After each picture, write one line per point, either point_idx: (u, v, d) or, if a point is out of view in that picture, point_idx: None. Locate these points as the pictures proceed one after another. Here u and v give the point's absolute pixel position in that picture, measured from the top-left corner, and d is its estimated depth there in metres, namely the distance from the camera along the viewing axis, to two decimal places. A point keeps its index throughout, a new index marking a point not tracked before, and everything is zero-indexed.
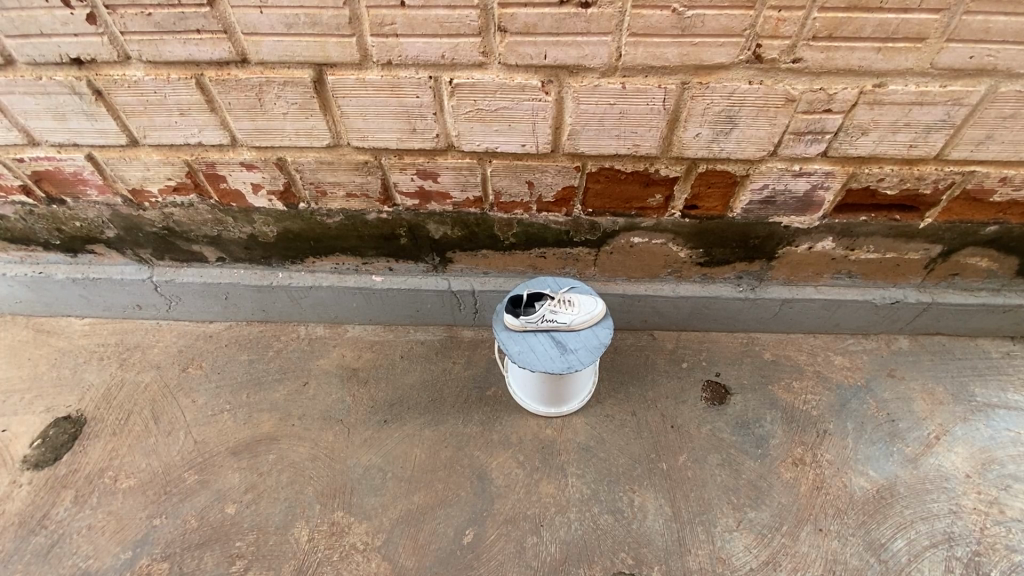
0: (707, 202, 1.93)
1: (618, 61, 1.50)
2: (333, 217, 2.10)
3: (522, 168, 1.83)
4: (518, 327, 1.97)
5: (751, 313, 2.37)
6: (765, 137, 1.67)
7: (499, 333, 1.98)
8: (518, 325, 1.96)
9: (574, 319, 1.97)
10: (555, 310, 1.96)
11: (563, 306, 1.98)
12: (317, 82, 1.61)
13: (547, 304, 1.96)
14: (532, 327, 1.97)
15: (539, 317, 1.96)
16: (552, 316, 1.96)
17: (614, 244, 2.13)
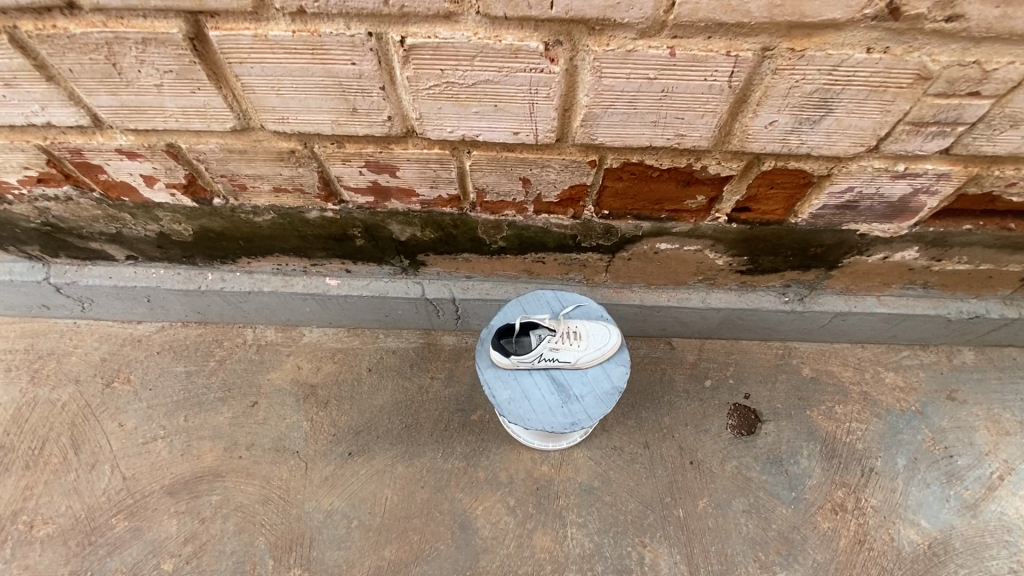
0: (765, 205, 1.43)
1: (668, 15, 0.94)
2: (262, 215, 1.58)
3: (515, 162, 1.30)
4: (508, 366, 1.54)
5: (794, 325, 1.94)
6: (868, 128, 1.15)
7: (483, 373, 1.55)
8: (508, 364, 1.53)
9: (580, 356, 1.54)
10: (556, 346, 1.52)
11: (566, 339, 1.53)
12: (196, 39, 1.04)
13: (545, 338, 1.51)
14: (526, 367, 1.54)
15: (534, 355, 1.51)
16: (552, 353, 1.52)
17: (634, 250, 1.64)
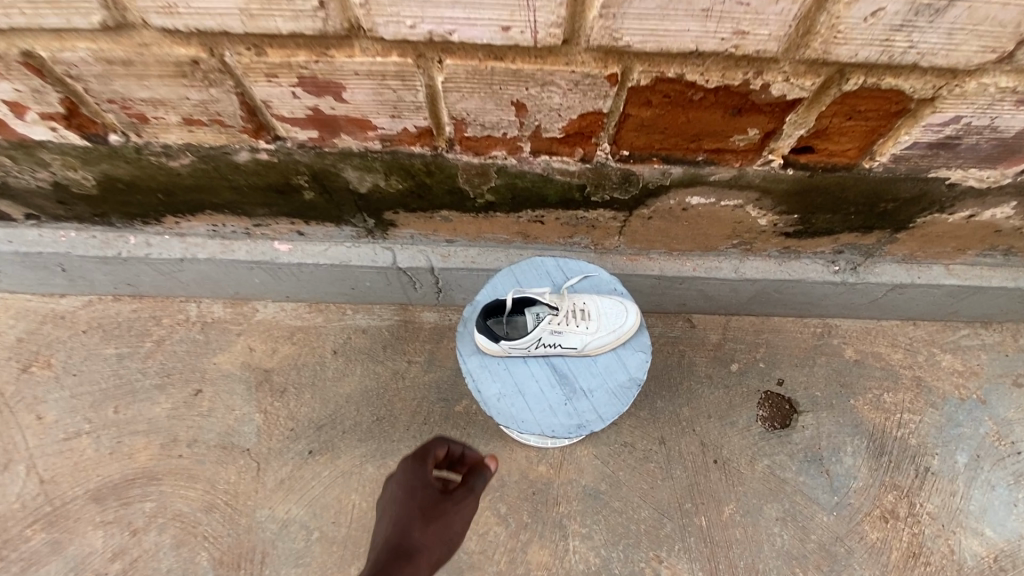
0: (834, 143, 1.09)
1: None
2: (177, 158, 1.22)
3: (504, 76, 0.93)
4: (496, 353, 1.24)
5: (841, 299, 1.62)
6: (1007, 20, 0.81)
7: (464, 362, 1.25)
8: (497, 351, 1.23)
9: (587, 341, 1.25)
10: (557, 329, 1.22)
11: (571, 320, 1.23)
12: None
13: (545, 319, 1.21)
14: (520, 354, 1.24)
15: (531, 340, 1.21)
16: (553, 337, 1.22)
17: (656, 206, 1.29)
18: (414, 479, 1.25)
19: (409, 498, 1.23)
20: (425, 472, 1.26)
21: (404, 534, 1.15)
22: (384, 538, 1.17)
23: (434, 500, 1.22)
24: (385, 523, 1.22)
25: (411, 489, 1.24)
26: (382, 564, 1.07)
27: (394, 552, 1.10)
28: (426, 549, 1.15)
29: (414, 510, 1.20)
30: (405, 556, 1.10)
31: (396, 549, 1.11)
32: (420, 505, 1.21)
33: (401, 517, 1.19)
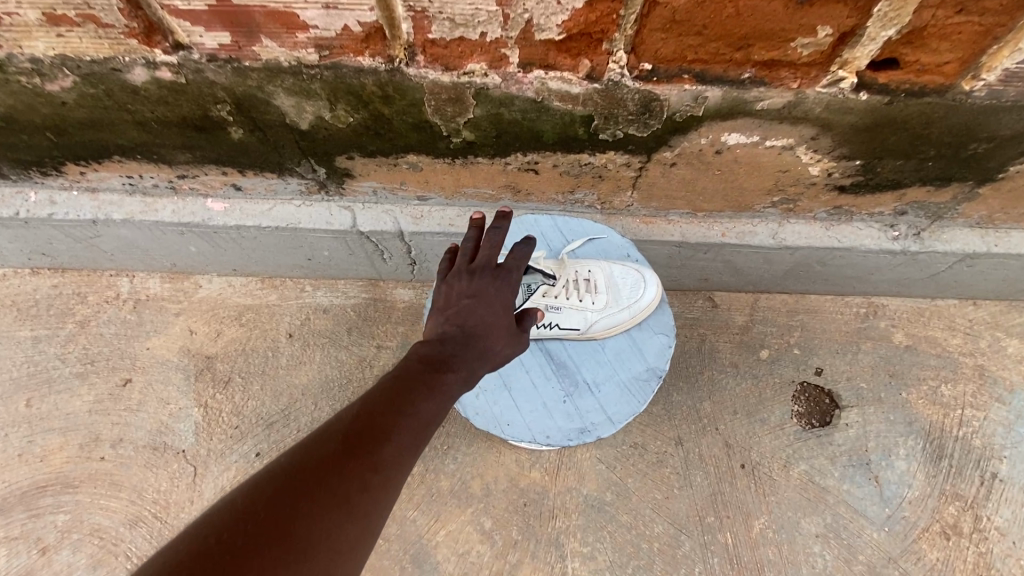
0: (928, 52, 0.80)
1: None
2: (55, 79, 0.93)
3: None
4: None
5: (895, 273, 1.34)
6: None
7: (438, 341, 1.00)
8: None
9: (592, 320, 1.01)
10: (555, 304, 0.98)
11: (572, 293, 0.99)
12: None
13: (539, 289, 0.97)
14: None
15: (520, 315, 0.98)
16: (548, 313, 0.99)
17: (682, 150, 1.01)
18: (507, 292, 0.87)
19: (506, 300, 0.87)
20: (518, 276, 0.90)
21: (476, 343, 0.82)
22: (449, 305, 0.86)
23: (508, 355, 0.87)
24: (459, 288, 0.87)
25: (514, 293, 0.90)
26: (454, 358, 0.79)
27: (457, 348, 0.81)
28: (484, 363, 0.83)
29: (501, 327, 0.85)
30: (463, 373, 0.79)
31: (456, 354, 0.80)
32: (510, 321, 0.86)
33: (484, 312, 0.84)
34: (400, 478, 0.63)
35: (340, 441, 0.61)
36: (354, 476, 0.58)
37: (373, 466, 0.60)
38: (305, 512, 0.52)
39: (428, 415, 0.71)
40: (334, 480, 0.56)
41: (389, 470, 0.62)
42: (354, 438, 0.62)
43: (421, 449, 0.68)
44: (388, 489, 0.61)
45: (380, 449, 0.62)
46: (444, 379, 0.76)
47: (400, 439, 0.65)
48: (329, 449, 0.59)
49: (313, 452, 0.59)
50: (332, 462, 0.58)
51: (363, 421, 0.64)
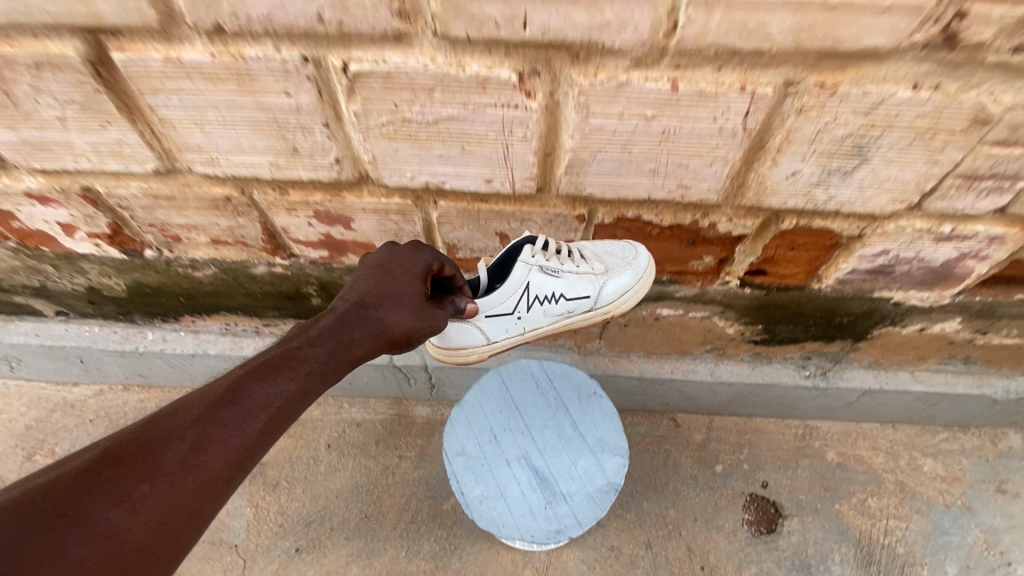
0: (785, 268, 1.22)
1: (670, 41, 0.75)
2: (202, 270, 1.37)
3: (490, 214, 1.10)
4: (482, 317, 1.11)
5: (816, 402, 1.69)
6: (910, 182, 0.96)
7: (448, 339, 1.14)
8: (482, 312, 1.10)
9: (587, 284, 1.13)
10: (549, 271, 1.09)
11: (567, 261, 1.10)
12: (100, 64, 0.86)
13: (531, 250, 1.06)
14: (513, 314, 1.14)
15: (519, 287, 1.10)
16: (544, 283, 1.10)
17: (631, 316, 1.42)
18: (413, 263, 0.96)
19: (419, 274, 0.95)
20: (437, 256, 0.99)
21: (370, 313, 0.88)
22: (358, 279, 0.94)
23: (413, 330, 0.93)
24: (371, 271, 0.94)
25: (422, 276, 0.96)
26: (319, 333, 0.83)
27: (345, 323, 0.85)
28: (379, 331, 0.89)
29: (409, 299, 0.92)
30: (333, 345, 0.83)
31: (345, 329, 0.85)
32: (418, 296, 0.93)
33: (391, 285, 0.92)
34: (219, 477, 0.66)
35: (130, 444, 0.64)
36: (154, 464, 0.63)
37: (174, 466, 0.64)
38: (95, 500, 0.58)
39: (261, 418, 0.72)
40: (90, 492, 0.58)
41: (202, 462, 0.65)
42: (157, 445, 0.64)
43: (252, 461, 0.71)
44: (201, 484, 0.64)
45: (184, 451, 0.65)
46: (289, 383, 0.76)
47: (215, 444, 0.67)
48: (132, 442, 0.64)
49: (131, 437, 0.65)
50: (106, 468, 0.61)
51: (163, 423, 0.67)
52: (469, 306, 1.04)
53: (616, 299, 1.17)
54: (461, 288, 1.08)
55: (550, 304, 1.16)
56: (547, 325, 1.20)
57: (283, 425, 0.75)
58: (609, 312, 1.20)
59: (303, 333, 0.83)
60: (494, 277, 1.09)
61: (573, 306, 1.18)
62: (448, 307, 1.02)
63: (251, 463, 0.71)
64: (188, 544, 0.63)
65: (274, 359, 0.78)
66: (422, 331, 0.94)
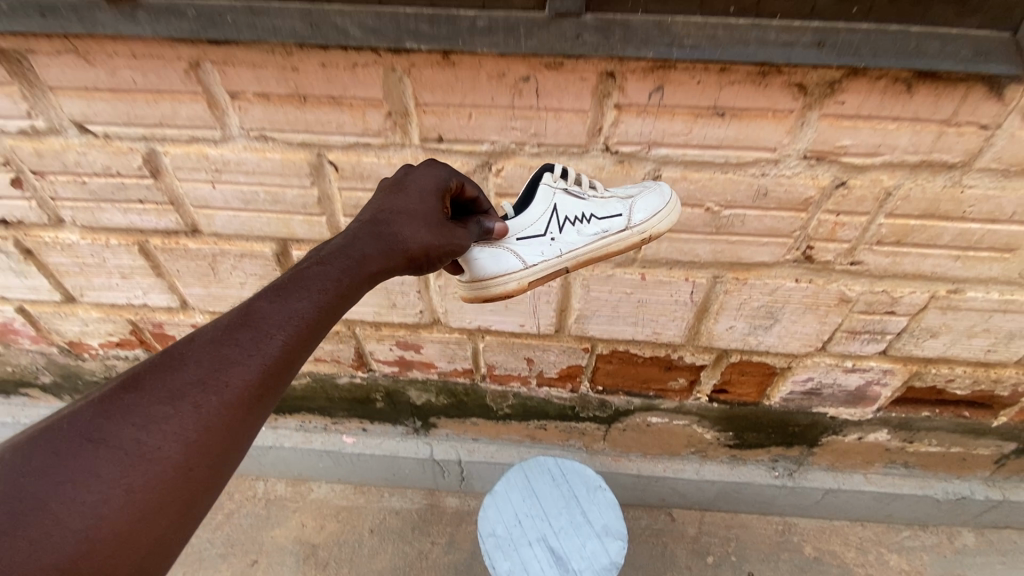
0: (741, 387, 1.62)
1: (638, 253, 1.25)
2: (298, 379, 1.83)
3: (521, 345, 1.55)
4: (512, 241, 1.05)
5: (789, 500, 1.99)
6: (812, 334, 1.39)
7: (479, 270, 1.03)
8: (510, 236, 1.05)
9: (614, 203, 1.05)
10: (578, 191, 1.05)
11: (592, 184, 1.07)
12: (281, 254, 1.35)
13: (550, 175, 1.04)
14: (544, 237, 1.07)
15: (543, 211, 1.05)
16: (574, 200, 1.05)
17: (628, 422, 1.80)
18: (421, 181, 0.94)
19: (433, 192, 0.93)
20: (452, 174, 0.97)
21: (390, 239, 0.86)
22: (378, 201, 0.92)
23: (434, 244, 0.90)
24: (389, 198, 0.91)
25: (436, 194, 0.93)
26: (325, 283, 0.77)
27: (357, 241, 0.84)
28: (399, 247, 0.86)
29: (430, 218, 0.91)
30: (352, 261, 0.81)
31: (361, 257, 0.82)
32: (435, 213, 0.92)
33: (405, 203, 0.90)
34: (244, 397, 0.67)
35: (154, 370, 0.66)
36: (174, 387, 0.65)
37: (192, 388, 0.65)
38: (122, 429, 0.62)
39: (282, 335, 0.72)
40: (118, 417, 0.62)
41: (225, 382, 0.67)
42: (178, 371, 0.66)
43: (282, 382, 0.72)
44: (225, 404, 0.66)
45: (204, 375, 0.66)
46: (306, 301, 0.75)
47: (234, 365, 0.68)
48: (151, 368, 0.66)
49: (150, 367, 0.67)
50: (137, 394, 0.64)
51: (186, 349, 0.68)
52: (497, 224, 1.02)
53: (650, 221, 1.03)
54: (490, 211, 1.05)
55: (585, 224, 1.07)
56: (583, 246, 1.09)
57: (308, 344, 0.74)
58: (649, 238, 1.05)
59: (319, 261, 0.80)
60: (520, 204, 1.05)
61: (609, 225, 1.06)
62: (472, 227, 1.00)
63: (281, 383, 0.71)
64: (225, 462, 0.65)
65: (286, 285, 0.76)
66: (448, 239, 0.93)
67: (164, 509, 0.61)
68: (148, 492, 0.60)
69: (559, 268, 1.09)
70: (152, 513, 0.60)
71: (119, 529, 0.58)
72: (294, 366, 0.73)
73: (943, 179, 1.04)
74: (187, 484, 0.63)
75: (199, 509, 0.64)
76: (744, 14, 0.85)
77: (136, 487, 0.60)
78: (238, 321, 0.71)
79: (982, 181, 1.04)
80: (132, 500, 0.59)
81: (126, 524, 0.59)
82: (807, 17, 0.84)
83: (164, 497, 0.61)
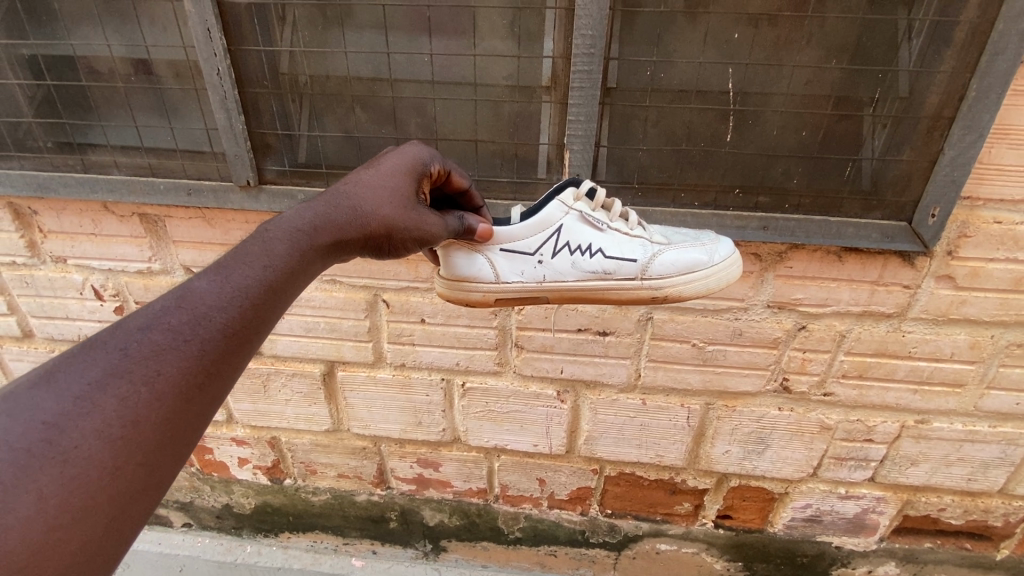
0: (744, 513, 1.70)
1: (639, 380, 1.44)
2: (319, 495, 1.86)
3: (534, 465, 1.66)
4: (499, 249, 1.03)
5: None
6: (802, 458, 1.52)
7: (456, 268, 1.04)
8: (498, 243, 1.03)
9: (634, 246, 1.05)
10: (588, 222, 1.05)
11: (613, 219, 1.06)
12: (327, 374, 1.58)
13: (574, 198, 1.05)
14: (534, 256, 1.04)
15: (550, 227, 1.04)
16: (578, 230, 1.05)
17: (638, 549, 1.82)
18: (394, 159, 0.88)
19: (409, 171, 0.88)
20: (432, 158, 0.92)
21: (358, 220, 0.80)
22: (347, 179, 0.85)
23: (414, 226, 0.85)
24: (359, 174, 0.85)
25: (412, 173, 0.88)
26: (285, 259, 0.71)
27: (324, 218, 0.77)
28: (374, 228, 0.81)
29: (403, 199, 0.84)
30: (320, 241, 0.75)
31: (325, 237, 0.76)
32: (411, 191, 0.86)
33: (377, 180, 0.84)
34: (183, 387, 0.59)
35: (69, 362, 0.56)
36: (91, 381, 0.55)
37: (113, 378, 0.56)
38: (26, 429, 0.52)
39: (230, 316, 0.64)
40: (15, 417, 0.52)
41: (157, 371, 0.58)
42: (94, 360, 0.57)
43: (231, 367, 0.64)
44: (159, 394, 0.57)
45: (130, 362, 0.57)
46: (259, 278, 0.68)
47: (168, 351, 0.59)
48: (64, 361, 0.57)
49: (64, 356, 0.58)
50: (42, 390, 0.54)
51: (109, 336, 0.59)
52: (480, 224, 0.98)
53: (675, 278, 1.05)
54: (480, 207, 1.05)
55: (582, 257, 1.05)
56: (571, 280, 1.06)
57: (260, 326, 0.67)
58: (657, 292, 1.06)
59: (280, 236, 0.72)
60: (531, 211, 1.04)
61: (612, 266, 1.04)
62: (452, 218, 0.95)
63: (230, 368, 0.64)
64: (162, 460, 0.58)
65: (233, 263, 0.68)
66: (430, 221, 0.88)
67: (89, 516, 0.53)
68: (67, 499, 0.52)
69: (538, 292, 1.06)
70: (74, 523, 0.52)
71: (29, 545, 0.50)
72: (245, 348, 0.66)
73: (886, 326, 1.27)
74: (114, 488, 0.54)
75: (133, 514, 0.56)
76: (706, 205, 1.16)
77: (49, 494, 0.51)
78: (175, 301, 0.62)
79: (918, 328, 1.27)
80: (43, 509, 0.51)
81: (40, 540, 0.50)
82: (752, 209, 1.15)
83: (88, 504, 0.53)
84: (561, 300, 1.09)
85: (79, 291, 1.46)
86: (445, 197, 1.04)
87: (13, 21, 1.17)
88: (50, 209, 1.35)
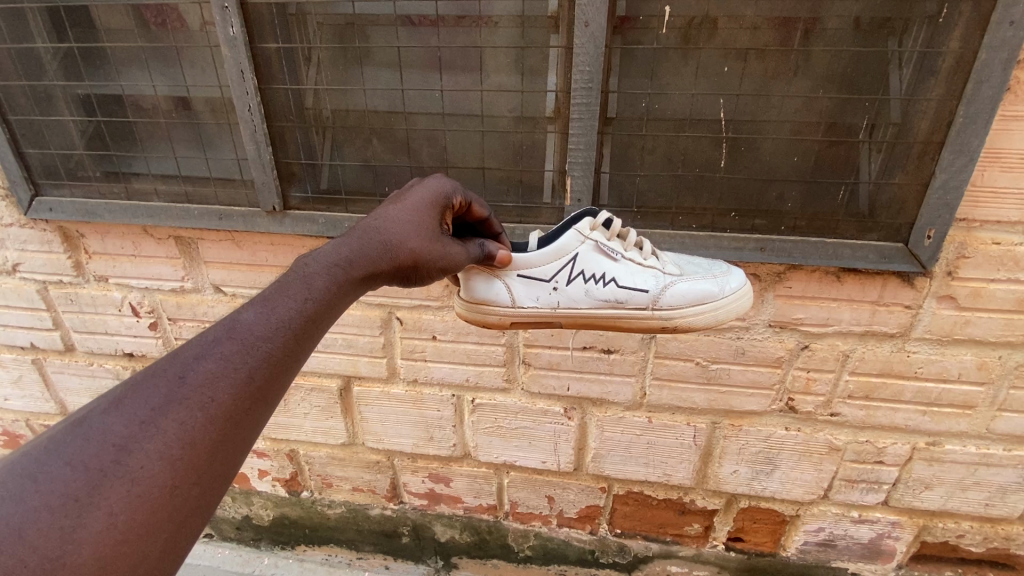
0: (755, 535, 1.68)
1: (644, 398, 1.47)
2: (334, 508, 1.91)
3: (543, 482, 1.69)
4: (515, 275, 1.09)
5: None
6: (812, 480, 1.51)
7: (475, 291, 1.10)
8: (516, 269, 1.08)
9: (646, 277, 1.10)
10: (603, 252, 1.10)
11: (627, 249, 1.11)
12: (344, 389, 1.65)
13: (591, 228, 1.10)
14: (550, 283, 1.10)
15: (567, 255, 1.09)
16: (593, 260, 1.10)
17: (648, 571, 1.80)
18: (418, 194, 0.95)
19: (431, 205, 0.95)
20: (452, 191, 0.99)
21: (388, 254, 0.86)
22: (375, 213, 0.92)
23: (437, 257, 0.92)
24: (386, 209, 0.92)
25: (434, 207, 0.95)
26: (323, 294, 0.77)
27: (356, 254, 0.83)
28: (401, 259, 0.88)
29: (427, 231, 0.91)
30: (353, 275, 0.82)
31: (357, 270, 0.82)
32: (433, 223, 0.93)
33: (404, 214, 0.91)
34: (233, 412, 0.65)
35: (134, 390, 0.62)
36: (155, 408, 0.61)
37: (173, 405, 0.62)
38: (100, 450, 0.58)
39: (275, 346, 0.70)
40: (91, 442, 0.58)
41: (211, 398, 0.64)
42: (156, 388, 0.62)
43: (273, 392, 0.70)
44: (212, 419, 0.63)
45: (187, 390, 0.63)
46: (299, 310, 0.74)
47: (220, 378, 0.65)
48: (130, 390, 0.62)
49: (128, 384, 0.63)
50: (112, 417, 0.60)
51: (168, 365, 0.65)
52: (499, 251, 1.04)
53: (682, 310, 1.10)
54: (501, 236, 1.12)
55: (596, 286, 1.10)
56: (584, 307, 1.11)
57: (299, 355, 0.73)
58: (666, 322, 1.11)
59: (318, 271, 0.78)
60: (549, 239, 1.10)
61: (625, 295, 1.09)
62: (473, 245, 1.01)
63: (272, 394, 0.69)
64: (213, 481, 0.63)
65: (276, 296, 0.74)
66: (451, 251, 0.95)
67: (153, 532, 0.58)
68: (134, 515, 0.57)
69: (553, 317, 1.12)
70: (139, 538, 0.57)
71: (101, 558, 0.55)
72: (287, 376, 0.71)
73: (889, 346, 1.28)
74: (173, 505, 0.60)
75: (188, 529, 0.61)
76: (705, 228, 1.20)
77: (118, 510, 0.56)
78: (225, 334, 0.68)
79: (923, 348, 1.28)
80: (114, 524, 0.56)
81: (109, 552, 0.55)
82: (748, 231, 1.19)
83: (150, 521, 0.58)
84: (574, 325, 1.15)
85: (118, 307, 1.57)
86: (467, 225, 1.11)
87: (71, 65, 1.31)
88: (95, 232, 1.47)
